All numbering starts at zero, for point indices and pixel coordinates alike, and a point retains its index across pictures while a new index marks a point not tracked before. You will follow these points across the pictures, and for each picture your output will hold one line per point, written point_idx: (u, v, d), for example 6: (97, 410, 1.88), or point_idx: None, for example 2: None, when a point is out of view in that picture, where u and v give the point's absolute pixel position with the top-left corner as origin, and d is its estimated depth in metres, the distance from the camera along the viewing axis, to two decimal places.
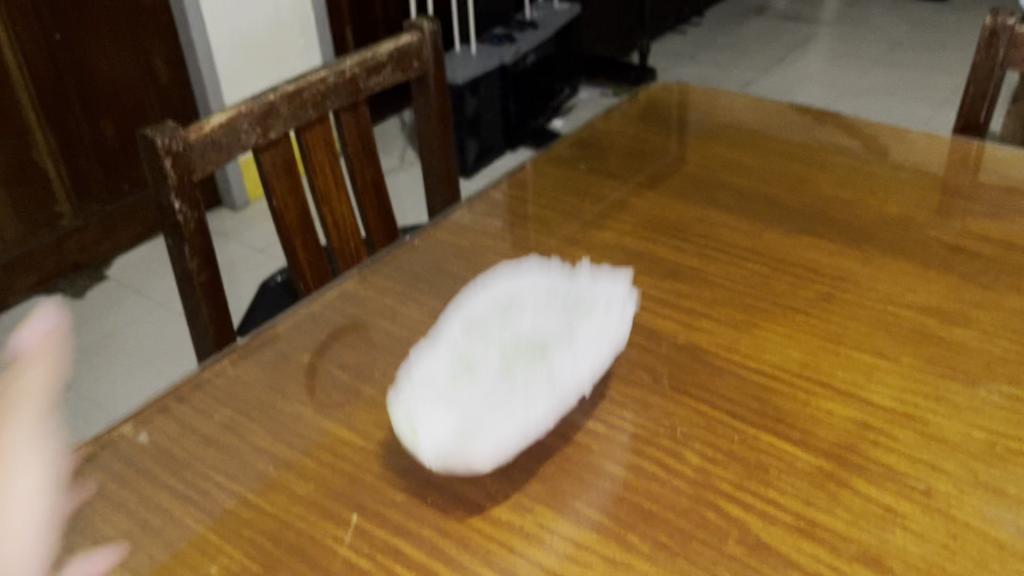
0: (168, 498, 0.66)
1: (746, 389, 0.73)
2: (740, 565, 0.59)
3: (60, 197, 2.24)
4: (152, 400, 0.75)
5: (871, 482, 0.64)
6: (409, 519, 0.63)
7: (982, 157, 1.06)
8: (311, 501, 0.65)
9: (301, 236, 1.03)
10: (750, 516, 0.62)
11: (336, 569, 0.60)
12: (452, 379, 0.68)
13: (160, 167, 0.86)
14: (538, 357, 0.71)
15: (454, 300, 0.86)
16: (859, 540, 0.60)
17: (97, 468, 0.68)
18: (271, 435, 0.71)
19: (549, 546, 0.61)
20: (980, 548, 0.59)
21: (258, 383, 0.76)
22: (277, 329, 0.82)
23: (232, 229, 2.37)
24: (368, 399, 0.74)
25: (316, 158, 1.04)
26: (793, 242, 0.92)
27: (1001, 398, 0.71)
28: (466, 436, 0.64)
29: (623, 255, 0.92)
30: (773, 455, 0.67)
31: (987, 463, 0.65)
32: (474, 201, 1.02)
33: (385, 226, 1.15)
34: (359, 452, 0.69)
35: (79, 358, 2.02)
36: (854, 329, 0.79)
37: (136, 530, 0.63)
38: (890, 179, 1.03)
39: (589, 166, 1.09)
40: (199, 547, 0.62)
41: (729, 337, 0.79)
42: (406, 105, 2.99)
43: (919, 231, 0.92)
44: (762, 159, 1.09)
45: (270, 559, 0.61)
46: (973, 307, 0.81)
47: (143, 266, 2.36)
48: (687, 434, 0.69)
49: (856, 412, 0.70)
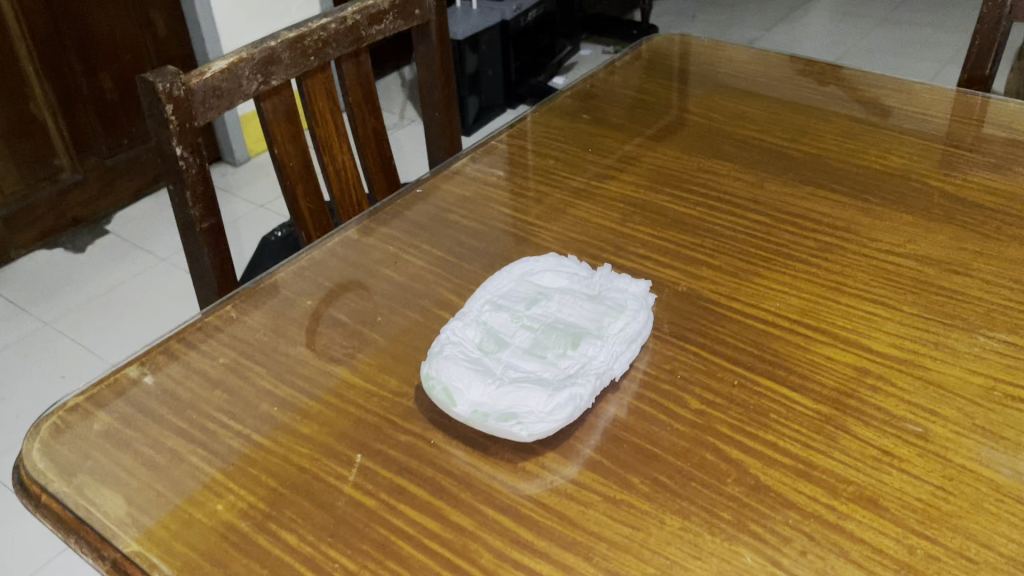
0: (174, 437, 0.66)
1: (746, 335, 0.74)
2: (738, 504, 0.60)
3: (59, 151, 2.23)
4: (156, 343, 0.75)
5: (870, 426, 0.65)
6: (413, 459, 0.64)
7: (986, 110, 1.05)
8: (316, 441, 0.66)
9: (302, 185, 1.03)
10: (749, 458, 0.63)
11: (342, 505, 0.61)
12: (482, 350, 0.69)
13: (160, 112, 0.86)
14: (569, 339, 0.69)
15: (456, 247, 0.86)
16: (856, 481, 0.61)
17: (104, 409, 0.69)
18: (275, 377, 0.71)
19: (551, 486, 0.62)
20: (975, 489, 0.60)
21: (261, 327, 0.77)
22: (280, 275, 0.83)
23: (232, 184, 2.36)
24: (372, 343, 0.75)
25: (317, 106, 1.03)
26: (795, 193, 0.92)
27: (1001, 345, 0.71)
28: (509, 403, 0.65)
29: (625, 204, 0.92)
30: (772, 398, 0.67)
31: (984, 407, 0.66)
32: (476, 150, 1.02)
33: (387, 176, 1.15)
34: (362, 394, 0.69)
35: (81, 311, 2.03)
36: (855, 278, 0.79)
37: (143, 468, 0.64)
38: (894, 131, 1.02)
39: (591, 117, 1.09)
40: (206, 484, 0.63)
41: (730, 285, 0.79)
42: (406, 60, 2.97)
43: (922, 182, 0.92)
44: (765, 110, 1.08)
45: (275, 496, 0.62)
46: (974, 257, 0.81)
47: (143, 220, 2.36)
48: (687, 378, 0.70)
49: (856, 358, 0.71)
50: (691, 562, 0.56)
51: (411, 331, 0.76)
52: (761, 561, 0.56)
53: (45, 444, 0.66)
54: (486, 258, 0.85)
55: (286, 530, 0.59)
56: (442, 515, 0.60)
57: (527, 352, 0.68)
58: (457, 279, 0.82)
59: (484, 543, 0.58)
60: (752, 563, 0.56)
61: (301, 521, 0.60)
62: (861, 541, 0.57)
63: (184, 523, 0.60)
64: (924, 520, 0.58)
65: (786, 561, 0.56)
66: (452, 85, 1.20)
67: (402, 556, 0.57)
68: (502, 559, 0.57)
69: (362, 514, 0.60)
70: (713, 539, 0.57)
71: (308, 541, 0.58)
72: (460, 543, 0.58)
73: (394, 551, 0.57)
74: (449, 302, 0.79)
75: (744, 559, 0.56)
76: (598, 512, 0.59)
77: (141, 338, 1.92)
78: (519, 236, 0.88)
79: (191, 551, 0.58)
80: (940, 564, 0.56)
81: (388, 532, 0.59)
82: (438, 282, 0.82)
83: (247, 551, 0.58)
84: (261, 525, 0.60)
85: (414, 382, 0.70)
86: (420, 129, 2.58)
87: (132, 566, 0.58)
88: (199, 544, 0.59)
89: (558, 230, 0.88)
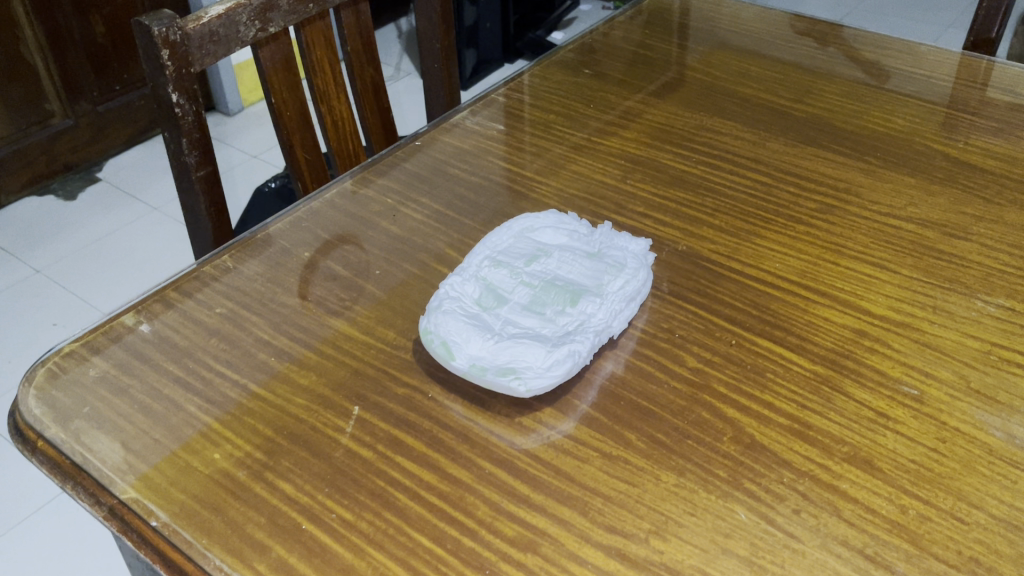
0: (171, 385, 0.66)
1: (744, 295, 0.74)
2: (733, 462, 0.60)
3: (50, 95, 2.20)
4: (152, 290, 0.75)
5: (865, 387, 0.65)
6: (411, 412, 0.64)
7: (990, 74, 1.04)
8: (313, 392, 0.66)
9: (298, 135, 1.02)
10: (745, 417, 0.63)
11: (339, 456, 0.61)
12: (481, 306, 0.69)
13: (156, 57, 0.84)
14: (568, 296, 0.69)
15: (455, 201, 0.85)
16: (850, 441, 0.61)
17: (100, 356, 0.69)
18: (272, 328, 0.71)
19: (547, 441, 0.62)
20: (968, 451, 0.61)
21: (258, 277, 0.76)
22: (277, 225, 0.82)
23: (226, 134, 2.34)
24: (370, 295, 0.75)
25: (315, 55, 1.02)
26: (797, 153, 0.91)
27: (998, 309, 0.72)
28: (507, 358, 0.65)
29: (625, 161, 0.91)
30: (769, 359, 0.68)
31: (980, 371, 0.66)
32: (476, 103, 1.01)
33: (384, 128, 1.14)
34: (359, 347, 0.69)
35: (72, 259, 2.01)
36: (854, 240, 0.79)
37: (140, 416, 0.64)
38: (897, 93, 1.01)
39: (592, 72, 1.07)
40: (203, 432, 0.63)
41: (730, 244, 0.79)
42: (402, 10, 2.92)
43: (924, 145, 0.92)
44: (769, 69, 1.07)
45: (273, 445, 0.62)
46: (974, 221, 0.81)
47: (135, 169, 2.34)
48: (684, 337, 0.70)
49: (853, 320, 0.71)
50: (686, 518, 0.57)
51: (409, 285, 0.75)
52: (755, 518, 0.57)
53: (41, 389, 0.66)
54: (485, 213, 0.84)
55: (283, 480, 0.59)
56: (439, 468, 0.60)
57: (526, 309, 0.68)
58: (454, 234, 0.81)
59: (481, 496, 0.58)
60: (746, 520, 0.56)
61: (298, 471, 0.60)
62: (854, 500, 0.58)
63: (181, 471, 0.60)
64: (916, 481, 0.59)
65: (780, 519, 0.57)
66: (451, 36, 1.18)
67: (399, 508, 0.57)
68: (498, 511, 0.57)
69: (359, 465, 0.60)
70: (708, 496, 0.58)
71: (305, 491, 0.59)
72: (457, 495, 0.58)
73: (391, 502, 0.58)
74: (447, 256, 0.79)
75: (738, 516, 0.57)
76: (594, 468, 0.60)
77: (134, 287, 1.91)
78: (518, 191, 0.87)
79: (188, 498, 0.58)
80: (931, 524, 0.56)
81: (385, 484, 0.59)
82: (436, 236, 0.81)
83: (244, 499, 0.58)
84: (258, 473, 0.60)
85: (412, 335, 0.70)
86: (416, 81, 2.55)
87: (129, 512, 0.58)
88: (196, 491, 0.59)
89: (557, 186, 0.88)
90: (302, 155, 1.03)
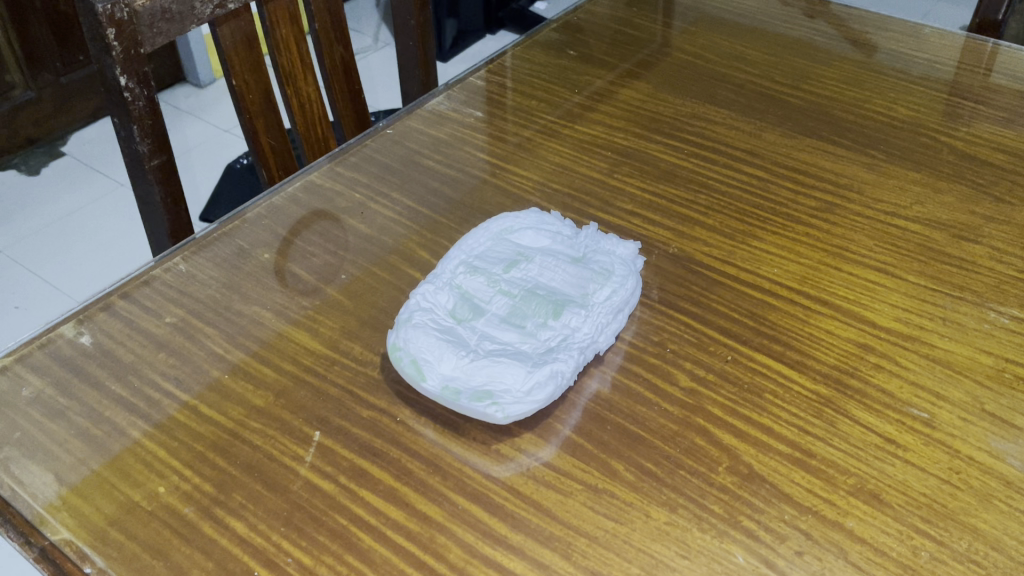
0: (113, 408, 0.60)
1: (740, 304, 0.68)
2: (730, 496, 0.55)
3: (10, 67, 2.09)
4: (95, 296, 0.68)
5: (871, 410, 0.60)
6: (377, 438, 0.58)
7: (996, 58, 0.98)
8: (270, 414, 0.60)
9: (263, 120, 0.95)
10: (742, 444, 0.58)
11: (297, 490, 0.55)
12: (455, 318, 0.63)
13: (102, 36, 0.77)
14: (550, 307, 0.64)
15: (429, 196, 0.79)
16: (857, 472, 0.56)
17: (35, 373, 0.62)
18: (226, 340, 0.65)
19: (526, 471, 0.57)
20: (983, 483, 0.56)
21: (213, 282, 0.70)
22: (235, 223, 0.75)
23: (196, 107, 2.25)
24: (334, 303, 0.68)
25: (280, 33, 0.94)
26: (795, 145, 0.85)
27: (1011, 321, 0.67)
28: (483, 380, 0.59)
29: (612, 153, 0.85)
30: (768, 377, 0.62)
31: (995, 392, 0.62)
32: (452, 86, 0.94)
33: (356, 111, 1.07)
34: (322, 362, 0.63)
35: (35, 237, 1.92)
36: (857, 243, 0.74)
37: (78, 444, 0.58)
38: (899, 79, 0.95)
39: (576, 53, 1.00)
40: (147, 462, 0.57)
41: (725, 247, 0.74)
42: None
43: (929, 137, 0.86)
44: (765, 52, 1.01)
45: (223, 477, 0.56)
46: (983, 222, 0.76)
47: (101, 141, 2.23)
48: (676, 352, 0.64)
49: (856, 332, 0.66)
50: (679, 562, 0.52)
51: (378, 291, 0.69)
52: (754, 562, 0.52)
53: None
54: (461, 210, 0.78)
55: (234, 517, 0.54)
56: (407, 503, 0.54)
57: (504, 322, 0.63)
58: (428, 233, 0.75)
59: (453, 536, 0.53)
60: (744, 564, 0.51)
61: (251, 507, 0.54)
62: (861, 540, 0.53)
63: (121, 507, 0.54)
64: (929, 518, 0.54)
65: (781, 562, 0.51)
66: (427, 11, 1.11)
67: (363, 551, 0.52)
68: (472, 554, 0.52)
69: (319, 500, 0.54)
70: (702, 536, 0.53)
71: (259, 530, 0.53)
72: (427, 535, 0.53)
73: (353, 544, 0.52)
74: (418, 258, 0.73)
75: (736, 559, 0.52)
76: (578, 502, 0.54)
77: (107, 270, 1.82)
78: (497, 186, 0.81)
79: (128, 539, 0.53)
80: (945, 568, 0.52)
81: (348, 523, 0.53)
82: (408, 236, 0.75)
83: (190, 540, 0.52)
84: (206, 510, 0.54)
85: (380, 350, 0.64)
86: (393, 53, 2.46)
87: (61, 556, 0.52)
88: (137, 531, 0.53)
89: (540, 180, 0.81)
90: (266, 141, 0.96)
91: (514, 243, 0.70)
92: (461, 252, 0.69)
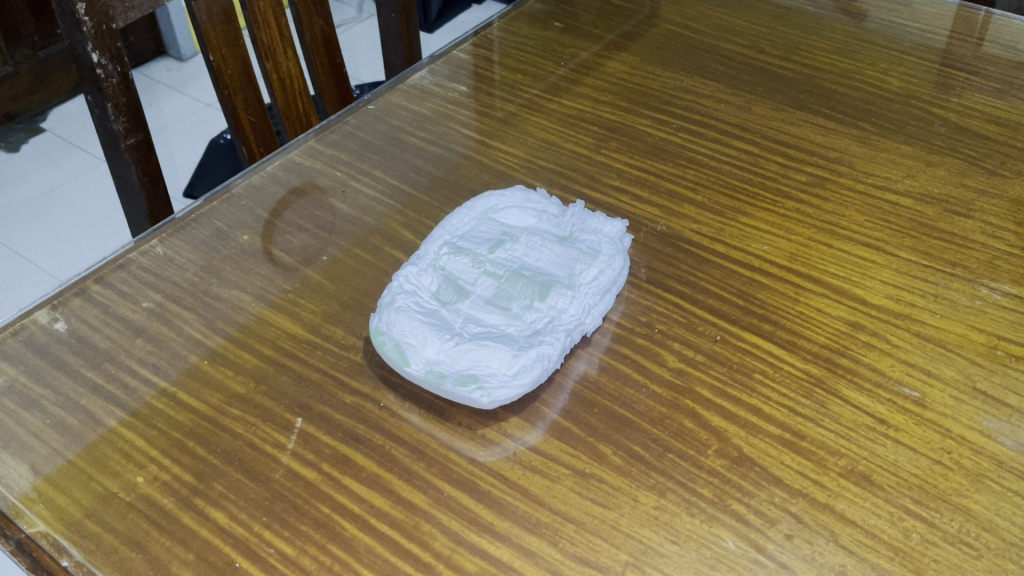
0: (90, 396, 0.59)
1: (730, 283, 0.67)
2: (720, 480, 0.54)
3: None
4: (70, 281, 0.66)
5: (862, 390, 0.59)
6: (360, 425, 0.57)
7: (989, 27, 0.96)
8: (250, 401, 0.58)
9: (242, 96, 0.92)
10: (732, 426, 0.57)
11: (278, 479, 0.54)
12: (438, 301, 0.62)
13: (71, 12, 0.74)
14: (536, 288, 0.63)
15: (412, 174, 0.77)
16: (847, 454, 0.56)
17: (9, 362, 0.61)
18: (205, 325, 0.63)
19: (513, 456, 0.56)
20: (975, 463, 0.55)
21: (190, 265, 0.68)
22: (214, 204, 0.74)
23: (177, 81, 2.20)
24: (315, 286, 0.67)
25: (258, 7, 0.91)
26: (783, 118, 0.84)
27: (1003, 298, 0.66)
28: (468, 364, 0.58)
29: (599, 128, 0.83)
30: (758, 357, 0.61)
31: (986, 370, 0.61)
32: (436, 60, 0.91)
33: (337, 85, 1.04)
34: (304, 347, 0.62)
35: (17, 215, 1.88)
36: (848, 218, 0.73)
37: (54, 435, 0.57)
38: (890, 49, 0.94)
39: (563, 25, 0.98)
40: (125, 452, 0.56)
41: (713, 224, 0.72)
42: None
43: (921, 109, 0.85)
44: (754, 23, 0.99)
45: (202, 466, 0.55)
46: (976, 196, 0.75)
47: (82, 117, 2.18)
48: (665, 333, 0.63)
49: (848, 311, 0.65)
50: (668, 547, 0.51)
51: (359, 273, 0.68)
52: (744, 547, 0.51)
53: None
54: (445, 188, 0.76)
55: (214, 507, 0.52)
56: (391, 491, 0.53)
57: (489, 304, 0.62)
58: (411, 212, 0.74)
59: (438, 524, 0.52)
60: (734, 549, 0.51)
61: (232, 496, 0.53)
62: (852, 523, 0.52)
63: (99, 499, 0.53)
64: (920, 500, 0.53)
65: (771, 547, 0.51)
66: None
67: (346, 540, 0.51)
68: (458, 542, 0.51)
69: (301, 489, 0.53)
70: (691, 521, 0.52)
71: (240, 520, 0.52)
72: (412, 524, 0.52)
73: (336, 532, 0.51)
74: (402, 239, 0.71)
75: (725, 544, 0.51)
76: (564, 488, 0.54)
77: (88, 247, 1.79)
78: (482, 162, 0.79)
79: (105, 531, 0.51)
80: (937, 550, 0.51)
81: (331, 511, 0.52)
82: (391, 216, 0.73)
83: (170, 532, 0.51)
84: (186, 501, 0.53)
85: (362, 333, 0.63)
86: (377, 25, 2.42)
87: (38, 549, 0.51)
88: (115, 524, 0.52)
89: (525, 157, 0.80)
90: (245, 117, 0.94)
91: (497, 226, 0.68)
92: (445, 235, 0.67)
